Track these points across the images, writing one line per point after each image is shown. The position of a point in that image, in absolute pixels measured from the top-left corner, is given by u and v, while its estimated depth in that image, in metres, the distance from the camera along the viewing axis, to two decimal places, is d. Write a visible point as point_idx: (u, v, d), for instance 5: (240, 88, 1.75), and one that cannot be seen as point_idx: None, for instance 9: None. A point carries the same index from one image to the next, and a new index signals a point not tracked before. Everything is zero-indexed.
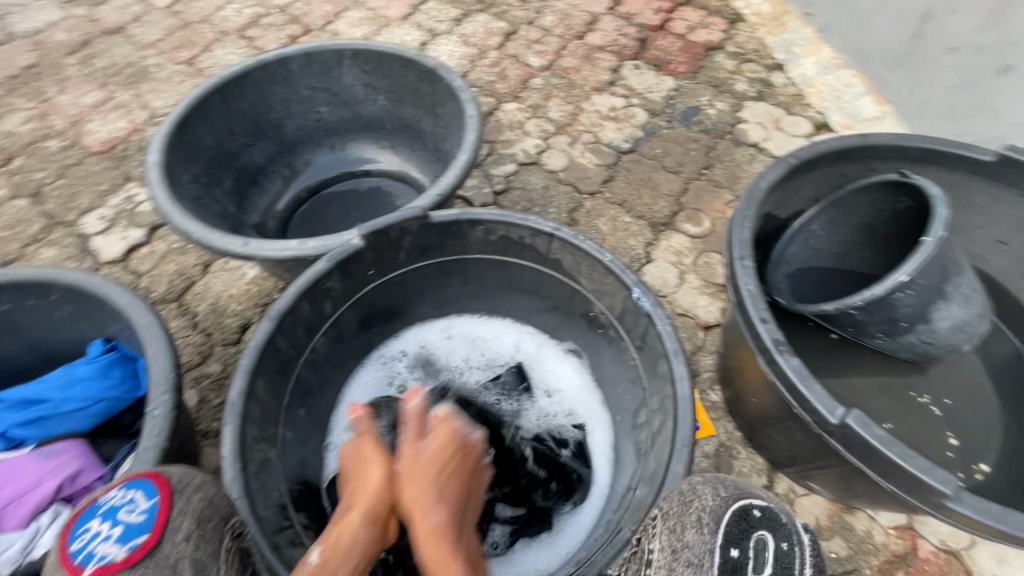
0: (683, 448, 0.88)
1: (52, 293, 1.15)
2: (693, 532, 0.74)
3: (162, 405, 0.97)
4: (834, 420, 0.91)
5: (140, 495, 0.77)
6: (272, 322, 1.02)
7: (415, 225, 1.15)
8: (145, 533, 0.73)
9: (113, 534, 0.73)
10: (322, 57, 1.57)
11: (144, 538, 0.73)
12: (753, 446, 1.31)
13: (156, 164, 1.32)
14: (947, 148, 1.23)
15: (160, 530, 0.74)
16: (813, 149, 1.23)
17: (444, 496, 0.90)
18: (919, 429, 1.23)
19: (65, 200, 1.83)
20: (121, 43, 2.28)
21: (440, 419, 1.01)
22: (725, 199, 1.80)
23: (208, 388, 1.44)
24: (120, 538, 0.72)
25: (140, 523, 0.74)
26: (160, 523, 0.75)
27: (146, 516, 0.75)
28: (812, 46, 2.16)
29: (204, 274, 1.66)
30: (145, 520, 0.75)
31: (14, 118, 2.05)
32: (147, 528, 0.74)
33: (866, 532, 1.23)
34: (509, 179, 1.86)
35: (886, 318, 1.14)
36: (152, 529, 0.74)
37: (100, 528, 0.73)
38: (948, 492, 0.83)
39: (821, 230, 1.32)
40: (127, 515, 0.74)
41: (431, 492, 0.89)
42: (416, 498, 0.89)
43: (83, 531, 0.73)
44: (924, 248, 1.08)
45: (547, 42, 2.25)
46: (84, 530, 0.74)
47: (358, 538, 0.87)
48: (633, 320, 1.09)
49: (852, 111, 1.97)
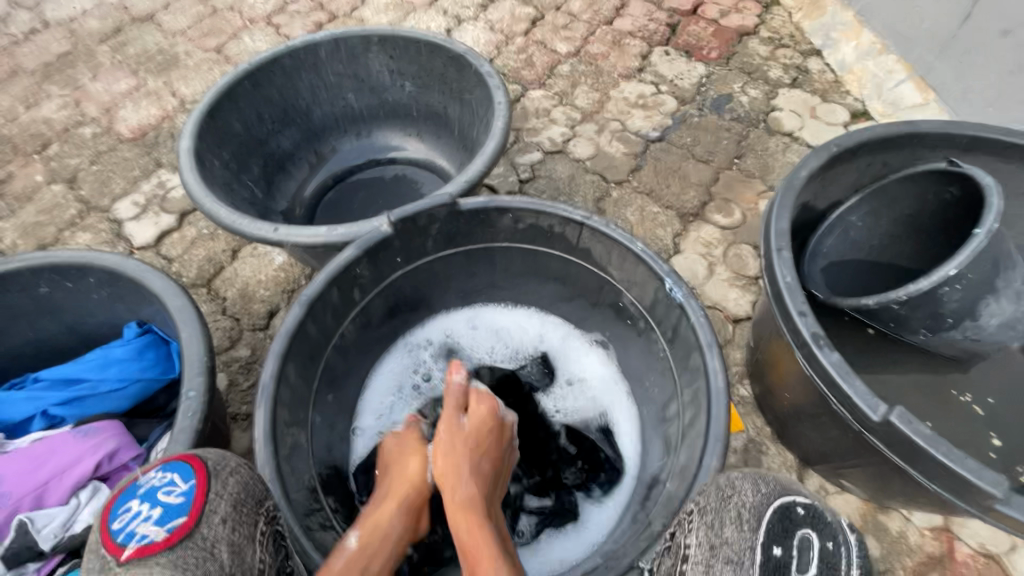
0: (716, 442, 0.86)
1: (89, 276, 1.17)
2: (733, 528, 0.72)
3: (196, 387, 0.99)
4: (876, 417, 0.88)
5: (178, 478, 0.78)
6: (303, 307, 1.02)
7: (443, 212, 1.14)
8: (184, 515, 0.74)
9: (153, 514, 0.74)
10: (350, 43, 1.57)
11: (182, 520, 0.74)
12: (783, 442, 1.28)
13: (188, 149, 1.34)
14: (1000, 136, 1.17)
15: (198, 513, 0.75)
16: (857, 136, 1.18)
17: (475, 471, 0.95)
18: (960, 429, 1.19)
19: (100, 185, 1.87)
20: (152, 31, 2.31)
21: (479, 398, 1.05)
22: (756, 189, 1.75)
23: (237, 372, 1.47)
24: (160, 518, 0.73)
25: (179, 505, 0.75)
26: (198, 505, 0.76)
27: (183, 499, 0.76)
28: (852, 30, 2.07)
29: (233, 259, 1.68)
30: (183, 502, 0.75)
31: (50, 104, 2.09)
32: (185, 510, 0.75)
33: (901, 533, 1.19)
34: (535, 168, 1.84)
35: (931, 313, 1.10)
36: (190, 511, 0.75)
37: (140, 509, 0.74)
38: (999, 494, 0.80)
39: (861, 222, 1.27)
40: (166, 496, 0.76)
41: (465, 465, 0.95)
42: (451, 470, 0.94)
43: (124, 510, 0.75)
44: (976, 241, 1.03)
45: (574, 28, 2.21)
46: (125, 510, 0.75)
47: (392, 532, 0.91)
48: (665, 311, 1.06)
49: (893, 98, 1.89)
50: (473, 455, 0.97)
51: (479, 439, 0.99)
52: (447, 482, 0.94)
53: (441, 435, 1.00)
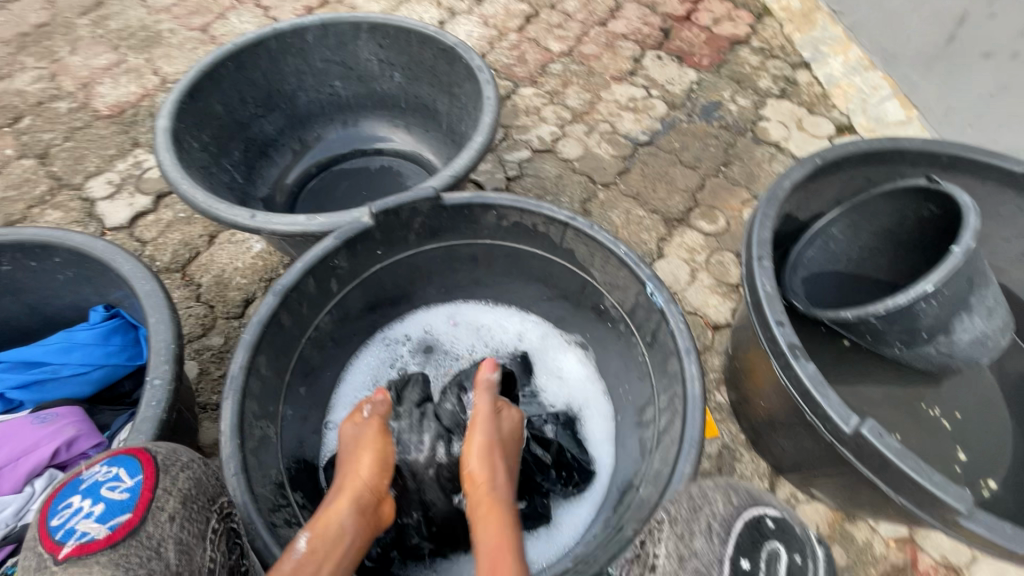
0: (691, 448, 0.85)
1: (54, 256, 1.13)
2: (703, 540, 0.71)
3: (162, 374, 0.96)
4: (848, 429, 0.89)
5: (124, 473, 0.76)
6: (277, 297, 0.99)
7: (427, 206, 1.12)
8: (128, 512, 0.73)
9: (94, 511, 0.72)
10: (339, 29, 1.54)
11: (126, 517, 0.72)
12: (757, 449, 1.29)
13: (165, 130, 1.29)
14: (980, 156, 1.19)
15: (143, 509, 0.74)
16: (840, 150, 1.19)
17: (503, 480, 0.96)
18: (927, 443, 1.21)
19: (72, 162, 1.80)
20: (135, 6, 2.25)
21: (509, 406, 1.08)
22: (741, 198, 1.76)
23: (208, 360, 1.43)
24: (101, 516, 0.72)
25: (122, 502, 0.73)
26: (144, 501, 0.74)
27: (129, 494, 0.74)
28: (840, 45, 2.09)
29: (210, 245, 1.64)
30: (128, 499, 0.74)
31: (23, 76, 2.01)
32: (129, 507, 0.73)
33: (866, 542, 1.21)
34: (522, 166, 1.82)
35: (906, 328, 1.11)
36: (135, 508, 0.73)
37: (82, 505, 0.73)
38: (962, 509, 0.81)
39: (841, 235, 1.29)
40: (110, 492, 0.74)
41: (491, 479, 0.95)
42: (490, 480, 0.95)
43: (65, 507, 0.73)
44: (952, 259, 1.05)
45: (568, 27, 2.20)
46: (66, 506, 0.73)
47: (344, 528, 0.88)
48: (645, 315, 1.06)
49: (877, 114, 1.91)
50: (500, 469, 0.97)
51: (507, 447, 1.01)
52: (483, 490, 0.94)
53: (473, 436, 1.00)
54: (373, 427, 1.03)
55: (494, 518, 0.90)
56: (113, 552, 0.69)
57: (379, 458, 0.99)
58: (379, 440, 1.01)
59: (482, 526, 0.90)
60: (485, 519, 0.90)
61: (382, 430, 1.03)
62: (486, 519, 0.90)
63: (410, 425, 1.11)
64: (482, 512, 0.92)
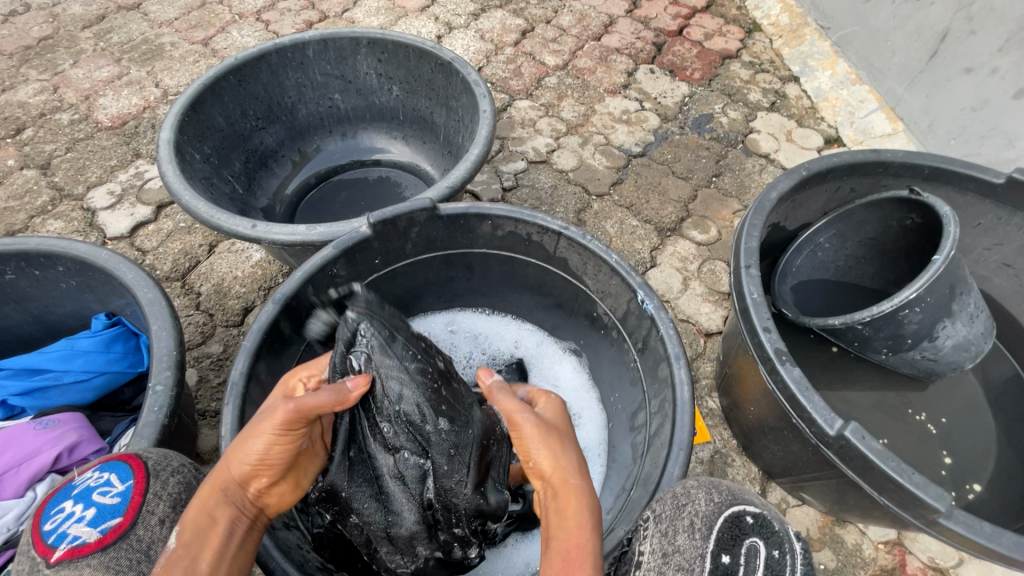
0: (680, 451, 0.87)
1: (58, 264, 1.15)
2: (685, 536, 0.74)
3: (164, 381, 0.97)
4: (832, 431, 0.92)
5: (115, 479, 0.80)
6: (277, 305, 1.01)
7: (423, 216, 1.15)
8: (118, 516, 0.76)
9: (86, 515, 0.76)
10: (339, 44, 1.58)
11: (117, 521, 0.75)
12: (748, 454, 1.32)
13: (167, 142, 1.32)
14: (960, 168, 1.22)
15: (134, 513, 0.77)
16: (825, 161, 1.22)
17: (577, 467, 0.79)
18: (915, 447, 1.23)
19: (74, 172, 1.83)
20: (138, 20, 2.29)
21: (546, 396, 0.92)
22: (733, 208, 1.80)
23: (208, 368, 1.45)
24: (94, 520, 0.75)
25: (113, 506, 0.77)
26: (134, 506, 0.78)
27: (119, 499, 0.78)
28: (828, 60, 2.15)
29: (210, 255, 1.66)
30: (119, 503, 0.77)
31: (27, 88, 2.04)
32: (120, 511, 0.76)
33: (856, 545, 1.23)
34: (518, 177, 1.86)
35: (891, 333, 1.15)
36: (125, 512, 0.77)
37: (74, 509, 0.76)
38: (943, 508, 0.84)
39: (828, 243, 1.33)
40: (102, 497, 0.78)
41: (561, 468, 0.78)
42: (556, 462, 0.79)
43: (57, 512, 0.77)
44: (934, 267, 1.07)
45: (563, 42, 2.25)
46: (58, 512, 0.77)
47: (215, 515, 0.73)
48: (636, 322, 1.09)
49: (864, 126, 1.95)
50: (565, 450, 0.81)
51: (559, 430, 0.85)
52: (550, 474, 0.79)
53: (517, 432, 0.83)
54: (275, 417, 0.74)
55: (569, 510, 0.75)
56: (104, 555, 0.73)
57: (265, 450, 0.75)
58: (274, 433, 0.74)
59: (555, 523, 0.75)
60: (562, 509, 0.75)
61: (289, 424, 0.74)
62: (564, 515, 0.74)
63: (396, 548, 0.89)
64: (555, 509, 0.76)
